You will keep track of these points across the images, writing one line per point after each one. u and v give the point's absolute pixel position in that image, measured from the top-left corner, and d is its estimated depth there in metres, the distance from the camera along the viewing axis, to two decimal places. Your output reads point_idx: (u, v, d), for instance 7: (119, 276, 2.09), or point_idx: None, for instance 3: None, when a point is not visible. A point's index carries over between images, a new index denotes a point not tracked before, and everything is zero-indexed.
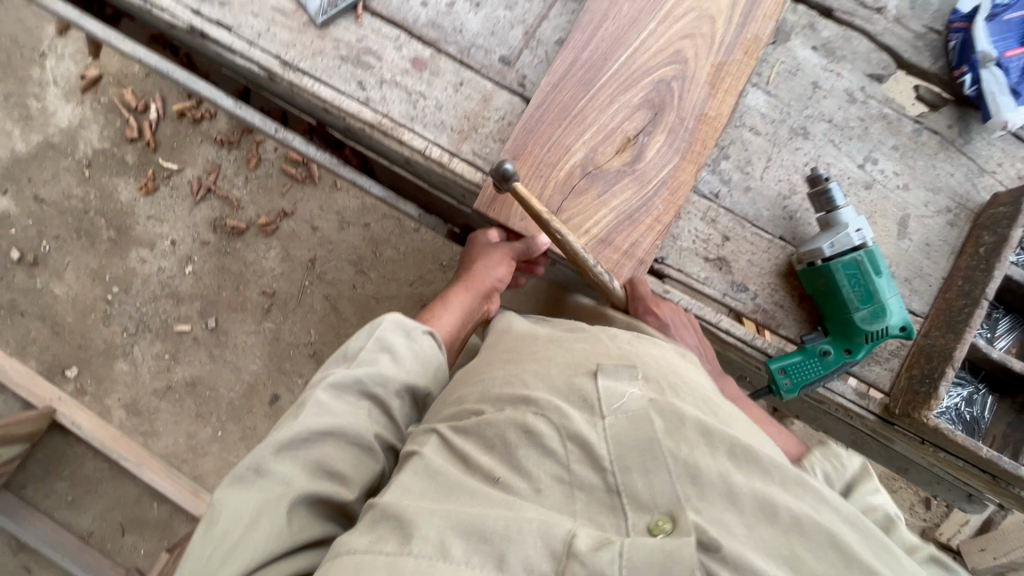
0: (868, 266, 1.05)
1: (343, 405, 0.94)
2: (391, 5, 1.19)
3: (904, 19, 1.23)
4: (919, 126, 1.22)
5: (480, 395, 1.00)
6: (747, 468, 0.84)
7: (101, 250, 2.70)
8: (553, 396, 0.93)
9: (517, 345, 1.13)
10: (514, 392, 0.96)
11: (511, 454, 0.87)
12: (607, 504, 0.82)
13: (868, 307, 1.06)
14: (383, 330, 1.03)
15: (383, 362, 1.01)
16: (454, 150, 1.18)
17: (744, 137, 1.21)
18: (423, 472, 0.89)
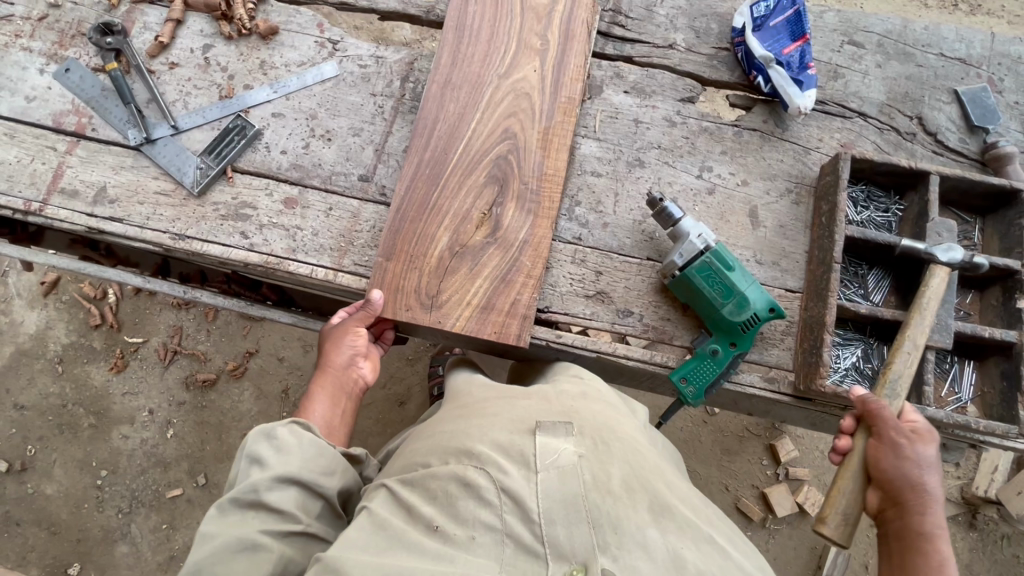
0: (717, 264, 1.13)
1: (229, 522, 1.10)
2: (256, 161, 1.36)
3: (695, 46, 1.40)
4: (739, 128, 1.36)
5: (430, 448, 1.13)
6: (663, 522, 0.97)
7: (84, 438, 2.78)
8: (494, 452, 1.03)
9: (471, 402, 1.22)
10: (464, 447, 1.06)
11: (452, 507, 0.99)
12: (530, 550, 0.93)
13: (731, 300, 1.13)
14: (248, 446, 1.16)
15: (254, 473, 1.14)
16: (337, 266, 1.30)
17: (589, 182, 1.34)
18: (375, 530, 1.00)
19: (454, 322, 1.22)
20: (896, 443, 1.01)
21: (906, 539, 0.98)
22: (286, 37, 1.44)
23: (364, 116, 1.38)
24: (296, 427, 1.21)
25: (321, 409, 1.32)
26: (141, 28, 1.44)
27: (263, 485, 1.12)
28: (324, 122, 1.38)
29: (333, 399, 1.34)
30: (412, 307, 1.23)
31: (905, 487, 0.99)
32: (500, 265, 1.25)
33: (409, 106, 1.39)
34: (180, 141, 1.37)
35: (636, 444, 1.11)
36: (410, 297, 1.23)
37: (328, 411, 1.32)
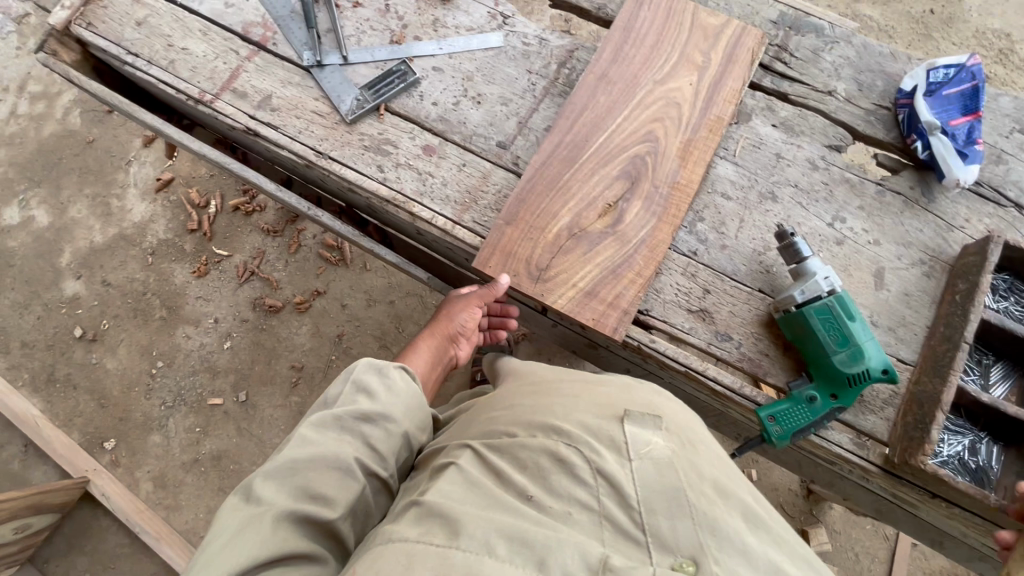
0: (840, 310, 1.11)
1: (324, 435, 1.12)
2: (408, 105, 1.44)
3: (855, 98, 1.39)
4: (882, 187, 1.33)
5: (511, 418, 1.08)
6: (759, 533, 0.88)
7: (152, 328, 2.96)
8: (585, 432, 0.97)
9: (548, 383, 1.19)
10: (549, 424, 1.01)
11: (545, 479, 0.91)
12: (629, 536, 0.84)
13: (845, 349, 1.11)
14: (358, 373, 1.24)
15: (359, 399, 1.20)
16: (457, 219, 1.35)
17: (717, 202, 1.34)
18: (464, 484, 0.94)
19: (557, 299, 1.24)
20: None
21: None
22: (462, 2, 1.53)
23: (516, 89, 1.44)
24: (406, 375, 1.29)
25: (423, 358, 1.48)
26: None
27: (373, 412, 1.18)
28: (478, 86, 1.45)
29: (436, 353, 1.49)
30: (521, 274, 1.26)
31: None
32: (614, 257, 1.26)
33: (560, 90, 1.44)
34: (346, 72, 1.48)
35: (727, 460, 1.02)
36: (521, 265, 1.27)
37: (428, 363, 1.48)
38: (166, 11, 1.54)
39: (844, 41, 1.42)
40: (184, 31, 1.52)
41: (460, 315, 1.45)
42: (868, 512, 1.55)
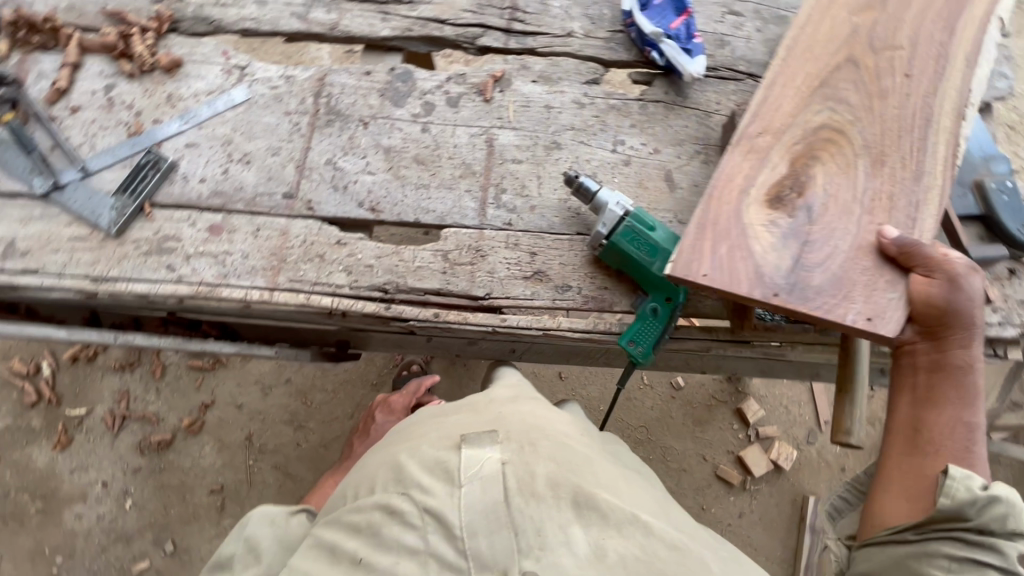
0: (639, 226, 1.19)
1: None
2: (175, 193, 1.33)
3: (591, 32, 1.48)
4: (643, 101, 1.43)
5: (365, 477, 1.10)
6: (585, 515, 0.95)
7: (34, 526, 2.57)
8: (422, 473, 1.01)
9: (405, 429, 1.21)
10: (393, 474, 1.04)
11: (377, 537, 0.96)
12: (453, 566, 0.91)
13: (658, 257, 1.18)
14: (251, 529, 1.18)
15: (254, 565, 1.14)
16: (272, 285, 1.28)
17: (511, 169, 1.37)
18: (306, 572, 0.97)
19: (784, 275, 1.08)
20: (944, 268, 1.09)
21: (942, 370, 1.11)
22: (192, 68, 1.43)
23: (281, 135, 1.38)
24: (303, 517, 1.25)
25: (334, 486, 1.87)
26: (36, 76, 1.40)
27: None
28: (240, 146, 1.37)
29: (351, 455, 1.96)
30: (699, 237, 1.11)
31: (951, 318, 1.08)
32: (880, 225, 1.12)
33: (326, 120, 1.40)
34: (91, 182, 1.33)
35: (567, 440, 1.08)
36: (702, 240, 1.11)
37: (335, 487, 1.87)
38: None
39: None
40: None
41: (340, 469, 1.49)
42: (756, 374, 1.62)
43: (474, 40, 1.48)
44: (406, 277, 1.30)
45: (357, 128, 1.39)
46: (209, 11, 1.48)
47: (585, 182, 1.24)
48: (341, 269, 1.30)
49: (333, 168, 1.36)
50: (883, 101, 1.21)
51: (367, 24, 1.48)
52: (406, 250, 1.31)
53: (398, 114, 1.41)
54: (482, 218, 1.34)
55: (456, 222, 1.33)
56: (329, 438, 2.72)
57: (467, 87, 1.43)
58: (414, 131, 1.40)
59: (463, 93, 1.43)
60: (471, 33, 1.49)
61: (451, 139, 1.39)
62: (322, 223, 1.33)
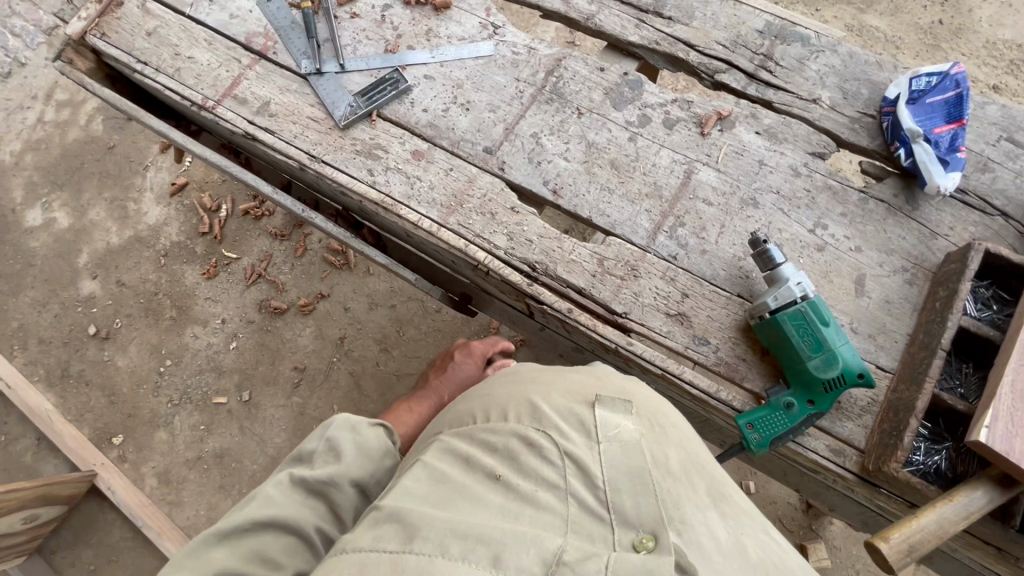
0: (813, 316, 1.10)
1: (290, 500, 1.07)
2: (399, 111, 1.48)
3: (838, 107, 1.39)
4: (865, 195, 1.32)
5: (486, 404, 1.16)
6: (721, 509, 1.00)
7: (163, 327, 3.03)
8: (557, 416, 1.07)
9: (516, 373, 1.26)
10: (527, 408, 1.10)
11: (515, 462, 1.01)
12: (593, 512, 0.95)
13: (820, 355, 1.09)
14: (333, 431, 1.15)
15: (332, 462, 1.12)
16: (442, 221, 1.38)
17: (698, 208, 1.34)
18: (437, 475, 1.01)
19: None
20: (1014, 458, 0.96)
21: None
22: (456, 12, 1.57)
23: (504, 96, 1.48)
24: (381, 430, 1.21)
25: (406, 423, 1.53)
26: None
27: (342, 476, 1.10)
28: (467, 93, 1.49)
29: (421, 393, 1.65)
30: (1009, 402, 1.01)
31: None
32: None
33: (547, 98, 1.47)
34: (342, 79, 1.53)
35: (693, 441, 1.13)
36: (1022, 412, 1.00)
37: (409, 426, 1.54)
38: (176, 22, 1.61)
39: (829, 51, 1.43)
40: (191, 40, 1.59)
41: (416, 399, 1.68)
42: (855, 521, 1.46)
43: (713, 73, 1.46)
44: (558, 264, 1.33)
45: (571, 114, 1.45)
46: None
47: (770, 248, 1.18)
48: (504, 233, 1.36)
49: (535, 142, 1.43)
50: None
51: (620, 25, 1.52)
52: (568, 240, 1.34)
53: (613, 116, 1.44)
54: (651, 241, 1.33)
55: (625, 235, 1.34)
56: (404, 371, 2.89)
57: (688, 115, 1.42)
58: (622, 137, 1.42)
59: (683, 120, 1.42)
60: (713, 66, 1.47)
61: (652, 157, 1.39)
62: (505, 186, 1.40)
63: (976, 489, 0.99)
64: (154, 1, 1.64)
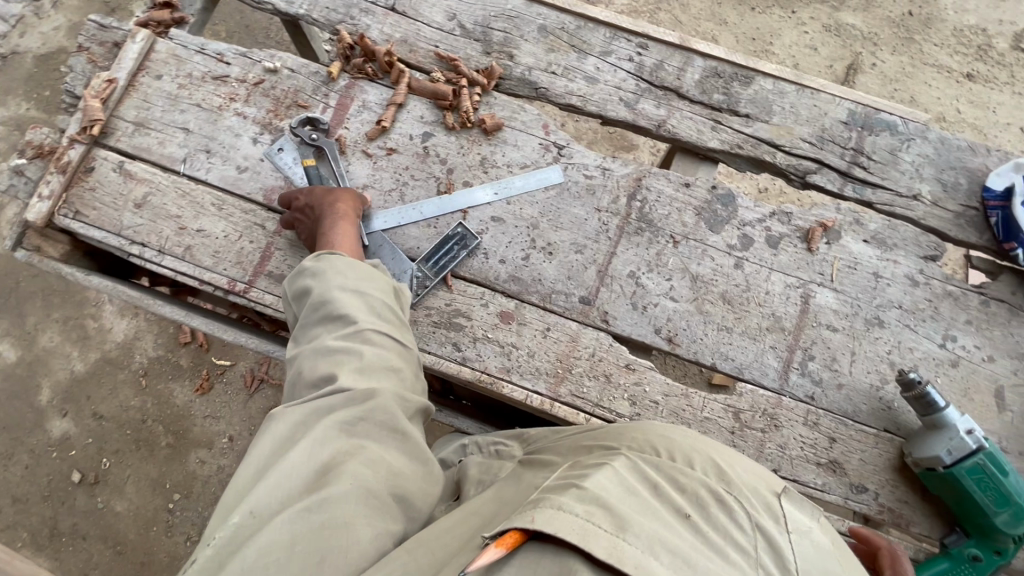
0: (992, 468, 1.06)
1: (316, 355, 1.02)
2: (473, 266, 1.30)
3: (940, 201, 1.33)
4: (985, 296, 1.28)
5: (673, 447, 0.75)
6: None
7: (160, 459, 2.35)
8: (758, 491, 0.69)
9: (697, 438, 0.81)
10: (717, 472, 0.70)
11: (709, 514, 0.64)
12: None
13: (1006, 510, 1.06)
14: (304, 277, 1.14)
15: (378, 377, 1.01)
16: (553, 394, 1.23)
17: (824, 335, 1.26)
18: (622, 486, 0.65)
19: None
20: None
21: None
22: (510, 134, 1.37)
23: (588, 232, 1.31)
24: (326, 253, 1.16)
25: (352, 233, 1.22)
26: (360, 106, 1.38)
27: (326, 273, 1.12)
28: (545, 233, 1.31)
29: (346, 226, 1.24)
30: None
31: None
32: None
33: (636, 227, 1.32)
34: (394, 236, 1.32)
35: None
36: None
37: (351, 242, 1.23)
38: (168, 185, 1.32)
39: (920, 138, 1.37)
40: (195, 207, 1.31)
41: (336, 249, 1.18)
42: None
43: (804, 174, 1.36)
44: (691, 425, 1.21)
45: (666, 243, 1.31)
46: (538, 76, 1.41)
47: (930, 389, 1.10)
48: (626, 398, 1.22)
49: (634, 283, 1.28)
50: None
51: (695, 130, 1.39)
52: (695, 395, 1.23)
53: (712, 241, 1.31)
54: (784, 382, 1.23)
55: (755, 379, 1.24)
56: None
57: (790, 230, 1.32)
58: (728, 264, 1.29)
59: (786, 235, 1.31)
60: (803, 166, 1.36)
61: (765, 284, 1.28)
62: (613, 339, 1.26)
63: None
64: (134, 161, 1.33)
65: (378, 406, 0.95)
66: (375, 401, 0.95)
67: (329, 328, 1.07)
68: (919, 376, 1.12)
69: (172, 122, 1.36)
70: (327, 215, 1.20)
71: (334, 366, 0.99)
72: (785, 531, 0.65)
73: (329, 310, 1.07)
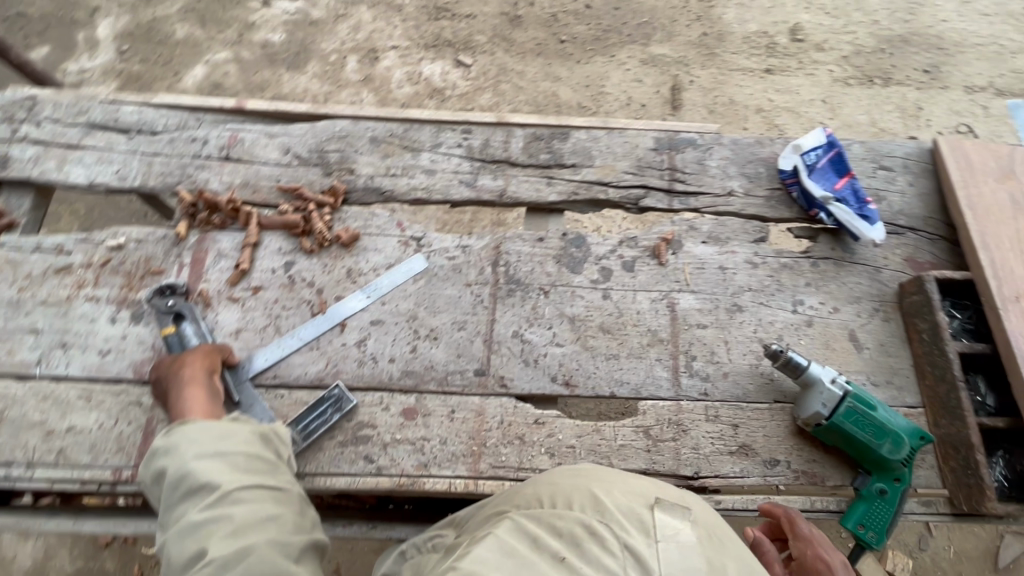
0: (861, 407, 1.19)
1: (180, 540, 0.96)
2: (365, 375, 1.32)
3: (750, 191, 1.53)
4: (813, 258, 1.46)
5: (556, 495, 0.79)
6: None
7: None
8: (629, 512, 0.74)
9: (588, 476, 0.86)
10: (594, 507, 0.75)
11: (582, 552, 0.68)
12: None
13: (886, 440, 1.18)
14: (156, 458, 1.08)
15: (250, 537, 0.96)
16: (475, 474, 1.24)
17: (697, 334, 1.37)
18: (502, 550, 0.68)
19: None
20: (829, 560, 1.05)
21: None
22: (368, 240, 1.45)
23: (464, 308, 1.38)
24: (175, 426, 1.10)
25: (204, 391, 1.18)
26: (216, 256, 1.41)
27: (175, 447, 1.06)
28: (426, 321, 1.37)
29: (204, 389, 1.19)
30: None
31: None
32: None
33: (507, 290, 1.40)
34: (278, 369, 1.31)
35: None
36: None
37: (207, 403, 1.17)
38: (27, 392, 1.25)
39: (717, 144, 1.58)
40: (61, 406, 1.25)
41: (186, 410, 1.14)
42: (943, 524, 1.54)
43: (637, 201, 1.53)
44: (611, 457, 1.26)
45: (538, 296, 1.40)
46: (380, 182, 1.52)
47: (792, 354, 1.23)
48: (544, 453, 1.26)
49: (520, 341, 1.35)
50: None
51: (534, 189, 1.53)
52: (605, 427, 1.29)
53: (577, 281, 1.42)
54: (678, 388, 1.33)
55: (652, 394, 1.32)
56: None
57: (639, 251, 1.45)
58: (596, 298, 1.40)
59: (638, 257, 1.45)
60: (633, 194, 1.53)
61: (634, 305, 1.40)
62: (516, 401, 1.31)
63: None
64: None
65: (254, 568, 0.92)
66: (250, 564, 0.92)
67: (191, 504, 1.01)
68: (781, 346, 1.24)
69: (19, 328, 1.31)
70: (177, 378, 1.19)
71: (202, 543, 0.95)
72: (653, 542, 0.69)
73: (190, 483, 1.02)
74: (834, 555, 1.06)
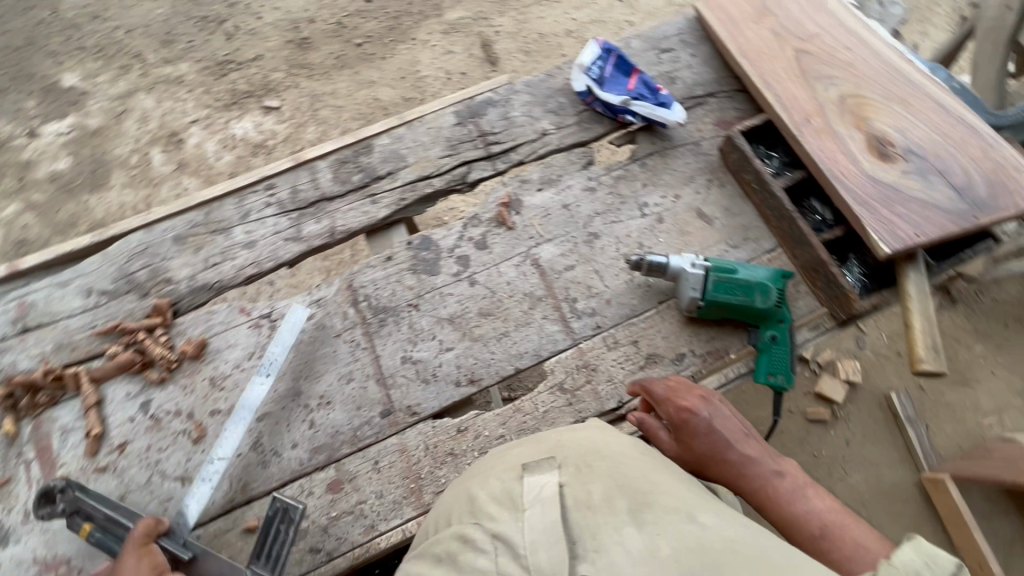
0: (723, 276, 1.26)
1: None
2: (274, 473, 1.24)
3: (561, 124, 1.55)
4: (640, 160, 1.50)
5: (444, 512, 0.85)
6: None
7: None
8: (496, 498, 0.81)
9: (477, 471, 0.92)
10: (471, 510, 0.81)
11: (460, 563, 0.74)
12: None
13: (755, 293, 1.26)
14: None
15: None
16: (423, 508, 1.21)
17: (568, 278, 1.39)
18: None
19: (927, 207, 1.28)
20: (690, 405, 1.18)
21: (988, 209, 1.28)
22: (217, 341, 1.34)
23: (344, 359, 1.32)
24: None
25: None
26: (61, 435, 1.26)
27: None
28: (312, 391, 1.30)
29: None
30: (867, 211, 1.28)
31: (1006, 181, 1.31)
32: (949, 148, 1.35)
33: (378, 322, 1.35)
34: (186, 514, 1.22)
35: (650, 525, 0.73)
36: (876, 209, 1.28)
37: None
38: None
39: (513, 94, 1.58)
40: None
41: None
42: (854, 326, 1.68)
43: (464, 178, 1.51)
44: (541, 427, 1.27)
45: (410, 313, 1.36)
46: (204, 277, 1.40)
47: (649, 258, 1.28)
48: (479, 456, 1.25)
49: (412, 364, 1.32)
50: (855, 66, 1.46)
51: (362, 213, 1.47)
52: (525, 402, 1.29)
53: (440, 281, 1.39)
54: (572, 334, 1.34)
55: (552, 351, 1.33)
56: None
57: (485, 226, 1.44)
58: (465, 288, 1.38)
59: (486, 232, 1.44)
60: (457, 174, 1.51)
61: (501, 279, 1.39)
62: (432, 421, 1.28)
63: (907, 279, 1.31)
64: None
65: None
66: None
67: None
68: (638, 255, 1.28)
69: None
70: None
71: None
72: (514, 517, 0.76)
73: None
74: (688, 395, 1.20)
